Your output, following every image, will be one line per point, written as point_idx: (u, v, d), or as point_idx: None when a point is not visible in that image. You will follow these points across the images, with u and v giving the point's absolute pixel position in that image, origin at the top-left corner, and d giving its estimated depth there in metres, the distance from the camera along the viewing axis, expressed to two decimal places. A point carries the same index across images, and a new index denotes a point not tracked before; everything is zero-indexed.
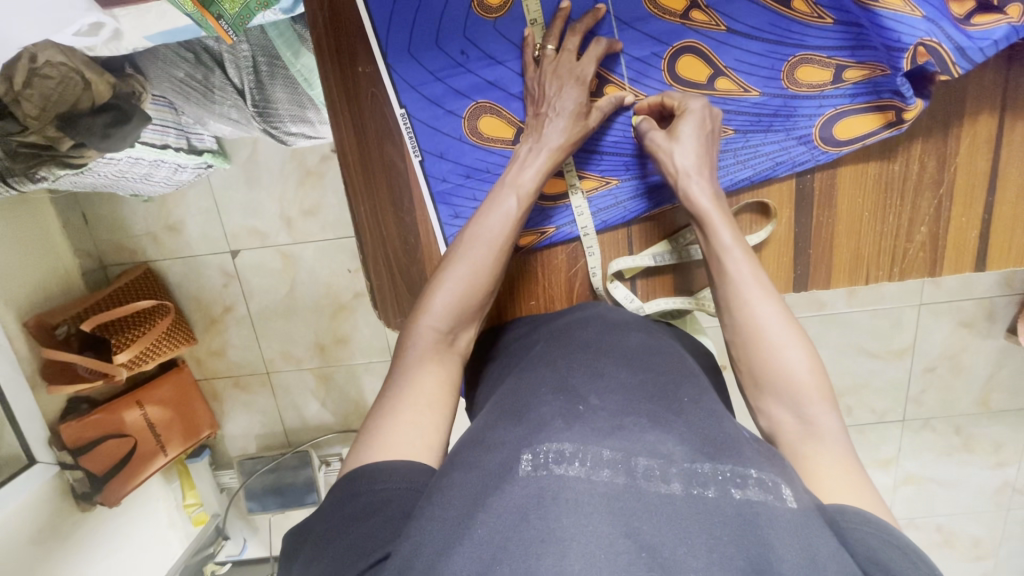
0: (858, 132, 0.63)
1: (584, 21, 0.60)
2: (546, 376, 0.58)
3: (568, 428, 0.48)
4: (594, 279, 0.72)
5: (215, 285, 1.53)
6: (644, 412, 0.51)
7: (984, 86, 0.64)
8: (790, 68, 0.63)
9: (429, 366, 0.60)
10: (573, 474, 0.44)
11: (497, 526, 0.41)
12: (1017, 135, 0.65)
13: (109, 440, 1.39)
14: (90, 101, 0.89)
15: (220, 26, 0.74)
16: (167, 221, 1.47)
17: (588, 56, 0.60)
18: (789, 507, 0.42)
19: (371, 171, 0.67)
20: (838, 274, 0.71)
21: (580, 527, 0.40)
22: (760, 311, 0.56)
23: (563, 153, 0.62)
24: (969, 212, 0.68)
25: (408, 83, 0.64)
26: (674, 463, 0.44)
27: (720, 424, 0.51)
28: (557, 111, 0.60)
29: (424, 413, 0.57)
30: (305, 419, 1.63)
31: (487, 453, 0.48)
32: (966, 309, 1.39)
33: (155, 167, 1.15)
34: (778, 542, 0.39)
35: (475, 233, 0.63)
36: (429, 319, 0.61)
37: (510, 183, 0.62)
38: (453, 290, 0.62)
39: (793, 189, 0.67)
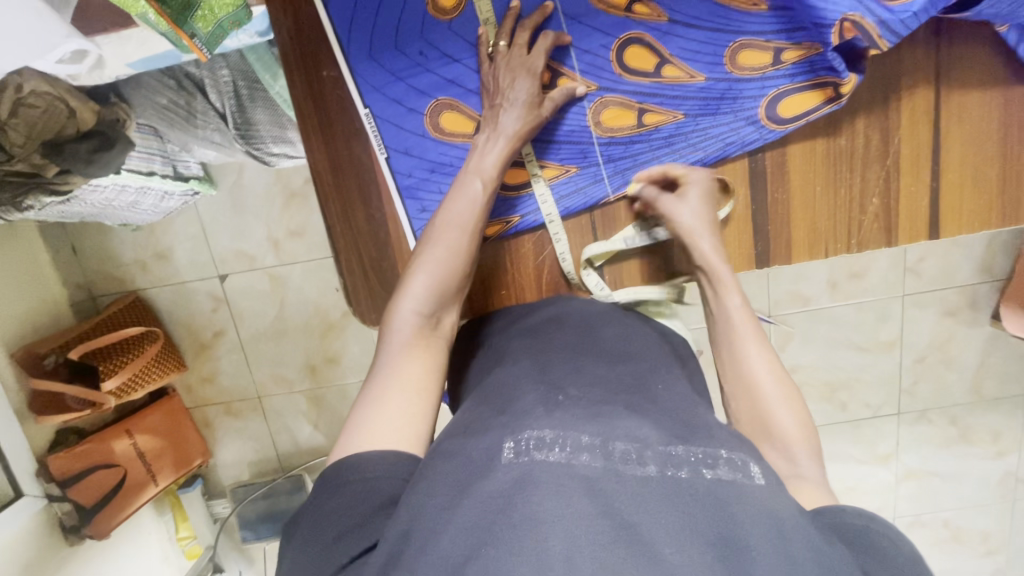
0: (801, 109, 0.66)
1: (533, 17, 0.64)
2: (527, 370, 0.59)
3: (546, 416, 0.49)
4: (565, 265, 0.73)
5: (205, 310, 1.54)
6: (621, 403, 0.53)
7: (916, 62, 0.67)
8: (732, 53, 0.66)
9: (413, 353, 0.60)
10: (554, 459, 0.44)
11: (479, 509, 0.41)
12: (952, 107, 0.68)
13: (98, 470, 1.38)
14: (77, 128, 0.93)
15: (194, 45, 0.75)
16: (157, 248, 1.50)
17: (537, 50, 0.64)
18: (758, 484, 0.44)
19: (341, 171, 0.69)
20: (799, 249, 0.73)
21: (560, 508, 0.40)
22: (754, 364, 0.62)
23: (519, 141, 0.65)
24: (917, 182, 0.71)
25: (371, 85, 0.67)
26: (648, 446, 0.46)
27: (692, 409, 0.54)
28: (511, 101, 0.64)
29: (404, 400, 0.57)
30: (298, 442, 1.62)
31: (471, 443, 0.49)
32: (948, 297, 1.41)
33: (143, 194, 1.16)
34: (748, 519, 0.40)
35: (444, 220, 0.64)
36: (409, 302, 0.62)
37: (472, 169, 0.65)
38: (430, 273, 0.63)
39: (746, 170, 0.70)
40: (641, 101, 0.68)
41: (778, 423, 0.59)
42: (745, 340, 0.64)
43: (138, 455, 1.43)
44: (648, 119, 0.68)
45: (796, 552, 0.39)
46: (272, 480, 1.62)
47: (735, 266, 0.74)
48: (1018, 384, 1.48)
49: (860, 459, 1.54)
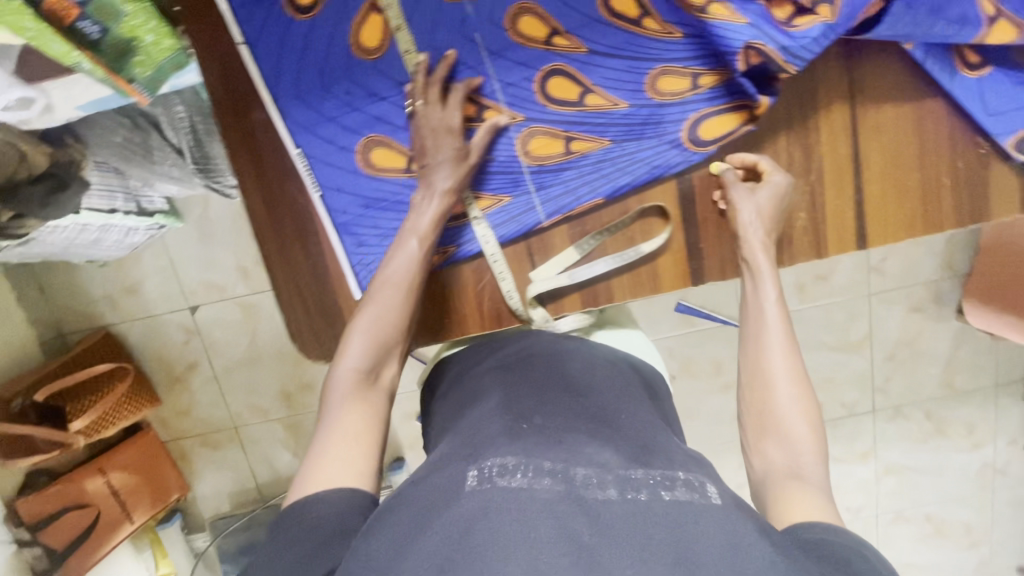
0: (722, 131, 0.68)
1: (440, 68, 0.66)
2: (494, 400, 0.60)
3: (509, 444, 0.50)
4: (511, 302, 0.74)
5: (177, 343, 1.53)
6: (584, 429, 0.55)
7: (830, 79, 0.69)
8: (651, 79, 0.68)
9: (350, 406, 0.60)
10: (517, 485, 0.45)
11: (442, 540, 0.42)
12: (868, 122, 0.71)
13: (71, 511, 1.37)
14: (28, 171, 0.94)
15: (131, 90, 0.62)
16: (125, 282, 1.48)
17: (453, 99, 0.66)
18: (714, 503, 0.45)
19: (277, 212, 0.70)
20: (732, 265, 0.75)
21: (521, 535, 0.41)
22: (775, 363, 0.62)
23: (452, 196, 0.67)
24: (842, 195, 0.73)
25: (301, 126, 0.68)
26: (609, 471, 0.48)
27: (652, 434, 0.56)
28: (440, 160, 0.66)
29: (342, 447, 0.57)
30: (277, 470, 1.62)
31: (438, 475, 0.50)
32: (915, 293, 1.43)
33: (105, 232, 1.15)
34: (706, 536, 0.42)
35: (384, 277, 0.65)
36: (348, 360, 0.62)
37: (408, 228, 0.66)
38: (365, 334, 0.62)
39: (675, 192, 0.72)
40: (566, 130, 0.70)
41: (783, 423, 0.59)
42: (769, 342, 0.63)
43: (111, 492, 1.42)
44: (575, 147, 0.70)
45: (747, 561, 0.41)
46: (252, 510, 1.61)
47: (672, 285, 0.75)
48: (988, 376, 1.50)
49: (839, 458, 1.55)
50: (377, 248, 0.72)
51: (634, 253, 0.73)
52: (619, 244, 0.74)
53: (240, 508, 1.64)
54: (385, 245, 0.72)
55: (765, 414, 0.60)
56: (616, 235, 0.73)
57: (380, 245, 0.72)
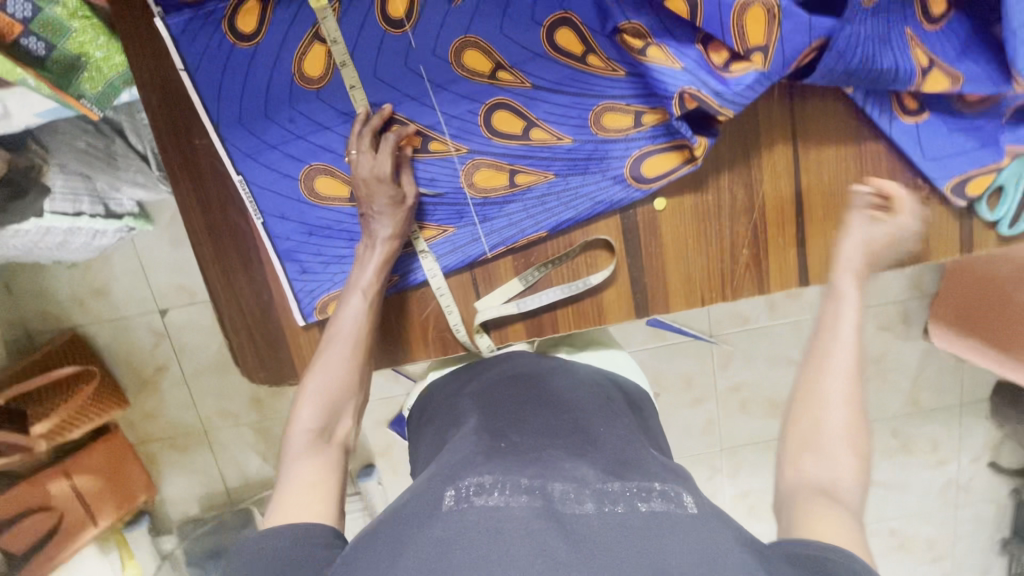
0: (663, 169, 0.69)
1: (370, 125, 0.66)
2: (474, 422, 0.61)
3: (486, 462, 0.51)
4: (459, 335, 0.74)
5: (146, 346, 1.51)
6: (561, 445, 0.56)
7: (774, 119, 0.70)
8: (595, 116, 0.68)
9: (306, 461, 0.61)
10: (493, 503, 0.46)
11: (420, 561, 0.43)
12: (810, 162, 0.71)
13: (32, 515, 1.36)
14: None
15: (82, 106, 0.66)
16: (92, 284, 1.46)
17: (383, 151, 0.66)
18: (689, 512, 0.47)
19: (219, 237, 0.70)
20: (675, 298, 0.75)
21: (495, 555, 0.42)
22: (832, 382, 0.61)
23: (394, 243, 0.68)
24: (784, 232, 0.74)
25: (244, 153, 0.68)
26: (587, 485, 0.49)
27: (630, 445, 0.58)
28: (376, 209, 0.67)
29: (305, 493, 0.57)
30: (246, 475, 1.62)
31: (414, 498, 0.50)
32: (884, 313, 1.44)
33: (70, 236, 0.99)
34: (679, 546, 0.43)
35: (332, 333, 0.68)
36: (300, 422, 0.64)
37: (352, 284, 0.68)
38: (316, 395, 0.65)
39: (620, 226, 0.72)
40: (511, 163, 0.70)
41: (827, 440, 0.58)
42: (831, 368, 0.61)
43: (75, 495, 1.40)
44: (520, 180, 0.70)
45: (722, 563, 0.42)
46: (220, 514, 1.60)
47: (617, 316, 0.76)
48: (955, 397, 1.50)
49: None
50: (321, 275, 0.72)
51: (581, 284, 0.74)
52: (564, 275, 0.74)
53: (209, 512, 1.64)
54: (328, 272, 0.72)
55: (813, 432, 0.60)
56: (561, 267, 0.74)
57: (324, 272, 0.72)
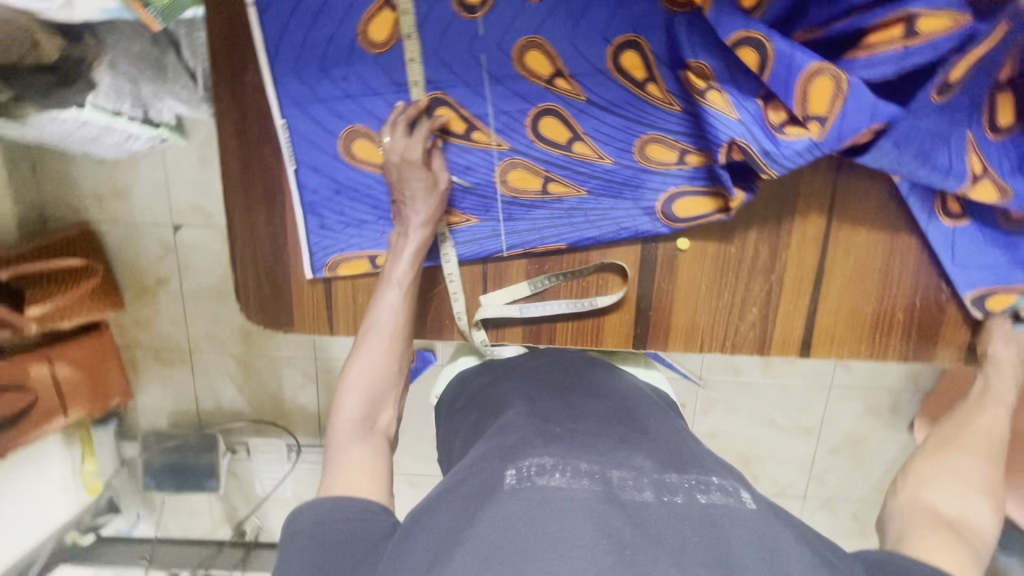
0: (694, 212, 0.69)
1: (407, 112, 0.68)
2: (523, 407, 0.62)
3: (544, 446, 0.53)
4: (458, 323, 0.75)
5: (153, 256, 1.53)
6: (613, 436, 0.57)
7: (815, 188, 0.69)
8: (641, 144, 0.68)
9: (352, 446, 0.64)
10: (556, 484, 0.48)
11: (488, 532, 0.44)
12: (841, 239, 0.71)
13: (8, 393, 1.31)
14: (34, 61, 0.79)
15: (145, 14, 0.65)
16: (115, 185, 1.48)
17: (418, 133, 0.68)
18: (749, 506, 0.48)
19: (248, 173, 0.71)
20: (674, 339, 0.76)
21: (558, 533, 0.43)
22: (962, 439, 0.65)
23: (427, 229, 0.70)
24: (797, 301, 0.74)
25: (291, 99, 0.68)
26: (645, 474, 0.50)
27: (681, 441, 0.59)
28: (411, 196, 0.68)
29: (354, 480, 0.60)
30: (220, 403, 1.65)
31: (471, 474, 0.52)
32: (874, 396, 1.45)
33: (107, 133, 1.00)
34: (739, 540, 0.44)
35: (370, 322, 0.70)
36: (343, 411, 0.66)
37: (387, 273, 0.70)
38: (359, 386, 0.67)
39: (638, 257, 0.73)
40: (548, 170, 0.70)
41: (954, 472, 0.61)
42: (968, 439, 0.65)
43: (53, 384, 1.40)
44: (552, 189, 0.70)
45: (783, 558, 0.44)
46: (187, 434, 1.63)
47: (614, 342, 0.76)
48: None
49: None
50: (338, 234, 0.73)
51: (588, 304, 0.74)
52: (573, 291, 0.74)
53: (176, 428, 1.67)
54: (346, 234, 0.73)
55: (933, 472, 0.62)
56: (571, 281, 0.74)
57: (342, 233, 0.73)
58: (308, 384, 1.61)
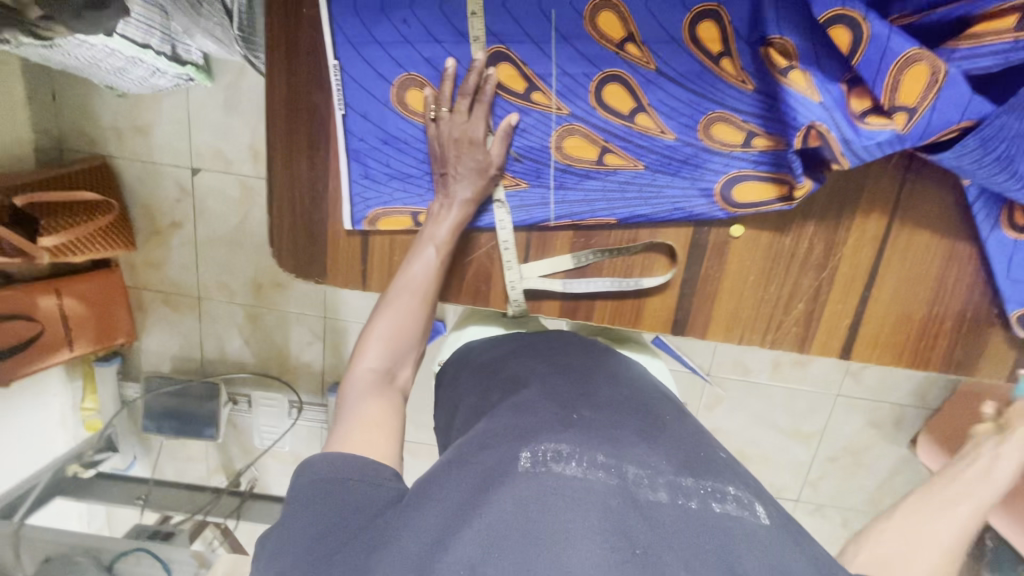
0: (754, 198, 0.66)
1: (470, 80, 0.65)
2: (539, 393, 0.62)
3: (564, 431, 0.54)
4: (511, 293, 0.73)
5: (168, 197, 1.50)
6: (631, 427, 0.58)
7: (880, 186, 0.67)
8: (706, 122, 0.65)
9: (369, 398, 0.63)
10: (571, 473, 0.50)
11: (502, 510, 0.47)
12: (898, 241, 0.69)
13: (17, 320, 1.35)
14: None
15: None
16: (136, 121, 1.44)
17: (476, 116, 0.66)
18: (762, 523, 0.50)
19: (295, 114, 0.68)
20: (715, 328, 0.74)
21: (567, 524, 0.45)
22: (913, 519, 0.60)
23: (472, 205, 0.68)
24: (846, 300, 0.72)
25: (347, 39, 0.65)
26: (661, 474, 0.52)
27: (697, 442, 0.59)
28: (458, 170, 0.67)
29: (366, 433, 0.59)
30: (225, 351, 1.63)
31: (483, 450, 0.54)
32: (880, 410, 1.44)
33: (132, 64, 1.11)
34: (750, 553, 0.47)
35: (401, 282, 0.69)
36: (364, 361, 0.66)
37: (425, 235, 0.68)
38: (385, 336, 0.67)
39: (688, 240, 0.70)
40: (606, 139, 0.67)
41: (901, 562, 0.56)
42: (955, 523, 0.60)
43: (60, 316, 1.42)
44: (608, 160, 0.68)
45: (788, 564, 0.47)
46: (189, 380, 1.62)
47: (651, 326, 0.75)
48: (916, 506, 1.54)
49: None
50: (381, 187, 0.70)
51: (632, 284, 0.72)
52: (616, 269, 0.72)
53: (179, 373, 1.66)
54: (389, 187, 0.70)
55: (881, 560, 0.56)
56: (616, 259, 0.72)
57: (386, 185, 0.70)
58: (316, 343, 1.60)
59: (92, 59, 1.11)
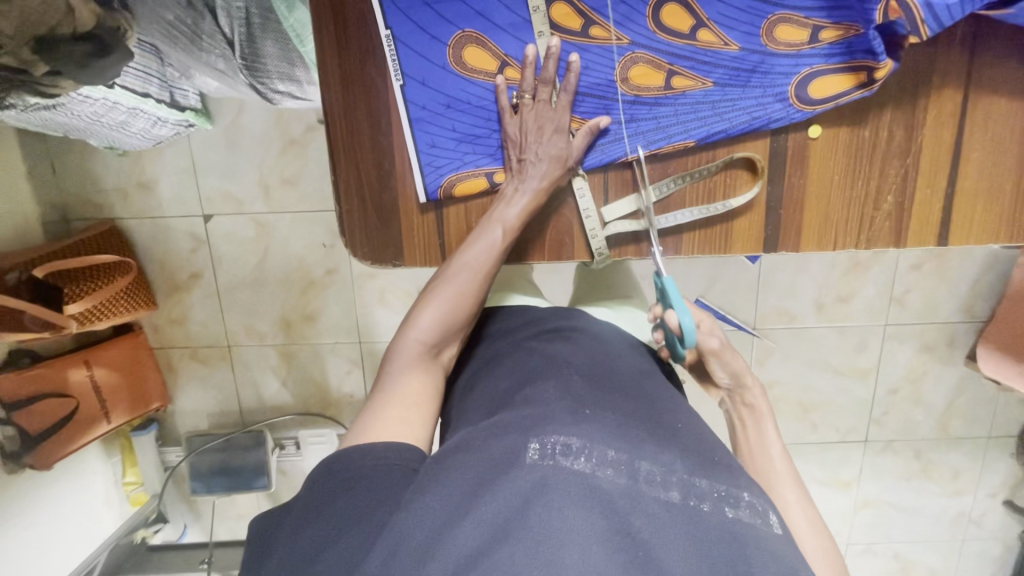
0: (832, 92, 0.65)
1: (548, 66, 0.65)
2: (554, 387, 0.57)
3: (575, 424, 0.50)
4: (593, 240, 0.71)
5: (182, 250, 1.33)
6: (644, 428, 0.53)
7: (951, 61, 0.66)
8: (769, 25, 0.64)
9: (412, 373, 0.62)
10: (579, 469, 0.46)
11: (500, 505, 0.43)
12: (979, 111, 0.67)
13: (50, 398, 1.22)
14: (71, 28, 0.71)
15: None
16: (140, 177, 1.28)
17: (561, 105, 0.66)
18: (776, 533, 0.46)
19: (352, 92, 0.66)
20: (807, 238, 0.72)
21: (565, 526, 0.42)
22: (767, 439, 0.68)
23: (544, 195, 0.67)
24: (933, 185, 0.70)
25: (397, 7, 0.64)
26: (674, 473, 0.47)
27: (709, 443, 0.55)
28: (539, 155, 0.66)
29: (405, 411, 0.59)
30: (262, 399, 1.43)
31: (493, 437, 0.50)
32: (929, 333, 1.33)
33: (133, 115, 0.99)
34: (763, 562, 0.43)
35: (461, 261, 0.67)
36: (415, 332, 0.64)
37: (495, 217, 0.67)
38: (439, 309, 0.65)
39: (768, 149, 0.69)
40: (671, 62, 0.66)
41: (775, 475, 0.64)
42: (778, 477, 0.63)
43: (93, 388, 1.29)
44: (676, 83, 0.67)
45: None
46: (230, 432, 1.42)
47: (744, 247, 0.73)
48: (982, 427, 1.41)
49: (821, 481, 1.46)
50: (450, 152, 0.68)
51: (719, 206, 0.70)
52: (700, 195, 0.71)
53: (218, 429, 1.46)
54: (459, 151, 0.69)
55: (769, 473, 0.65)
56: (696, 184, 0.70)
57: (455, 150, 0.69)
58: (355, 372, 1.40)
59: (91, 119, 0.96)
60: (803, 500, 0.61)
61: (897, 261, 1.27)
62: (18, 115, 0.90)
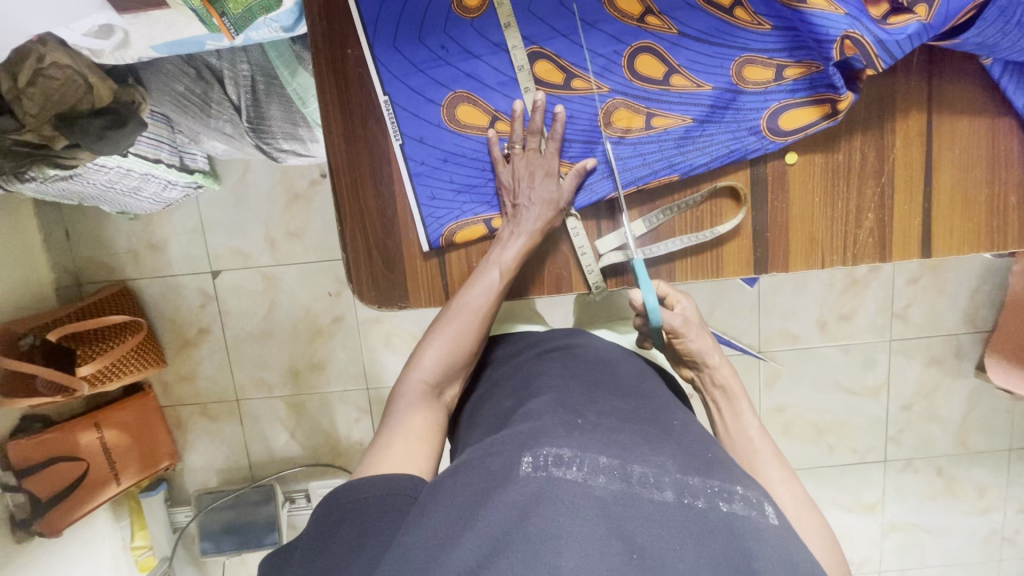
0: (801, 124, 0.69)
1: (535, 118, 0.70)
2: (552, 401, 0.58)
3: (568, 436, 0.51)
4: (589, 276, 0.74)
5: (192, 306, 1.36)
6: (636, 432, 0.54)
7: (911, 87, 0.71)
8: (737, 67, 0.70)
9: (417, 410, 0.64)
10: (572, 478, 0.46)
11: (498, 518, 0.44)
12: (944, 130, 0.71)
13: (59, 462, 1.23)
14: (91, 104, 0.78)
15: (222, 24, 0.66)
16: (150, 239, 1.33)
17: (549, 152, 0.71)
18: (771, 523, 0.46)
19: (355, 151, 0.71)
20: (795, 257, 0.75)
21: (564, 532, 0.42)
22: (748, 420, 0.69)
23: (538, 236, 0.70)
24: (911, 201, 0.73)
25: (393, 74, 0.70)
26: (667, 473, 0.48)
27: (705, 444, 0.55)
28: (531, 199, 0.70)
29: (408, 447, 0.60)
30: (272, 451, 1.42)
31: (488, 455, 0.50)
32: (935, 346, 1.34)
33: (144, 181, 1.02)
34: (761, 553, 0.43)
35: (462, 301, 0.70)
36: (418, 372, 0.67)
37: (492, 259, 0.70)
38: (441, 347, 0.68)
39: (748, 178, 0.73)
40: (649, 106, 0.71)
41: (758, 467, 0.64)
42: (761, 459, 0.64)
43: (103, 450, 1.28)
44: (655, 123, 0.71)
45: (796, 562, 0.43)
46: (240, 487, 1.40)
47: (735, 271, 0.75)
48: (1003, 439, 1.39)
49: (845, 506, 1.42)
50: (450, 202, 0.73)
51: (707, 234, 0.73)
52: (687, 224, 0.74)
53: (229, 484, 1.44)
54: (457, 200, 0.73)
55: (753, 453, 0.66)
56: (684, 214, 0.74)
57: (454, 199, 0.73)
58: (363, 419, 1.40)
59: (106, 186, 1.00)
60: (790, 483, 0.62)
61: (893, 278, 1.30)
62: (38, 187, 0.96)
